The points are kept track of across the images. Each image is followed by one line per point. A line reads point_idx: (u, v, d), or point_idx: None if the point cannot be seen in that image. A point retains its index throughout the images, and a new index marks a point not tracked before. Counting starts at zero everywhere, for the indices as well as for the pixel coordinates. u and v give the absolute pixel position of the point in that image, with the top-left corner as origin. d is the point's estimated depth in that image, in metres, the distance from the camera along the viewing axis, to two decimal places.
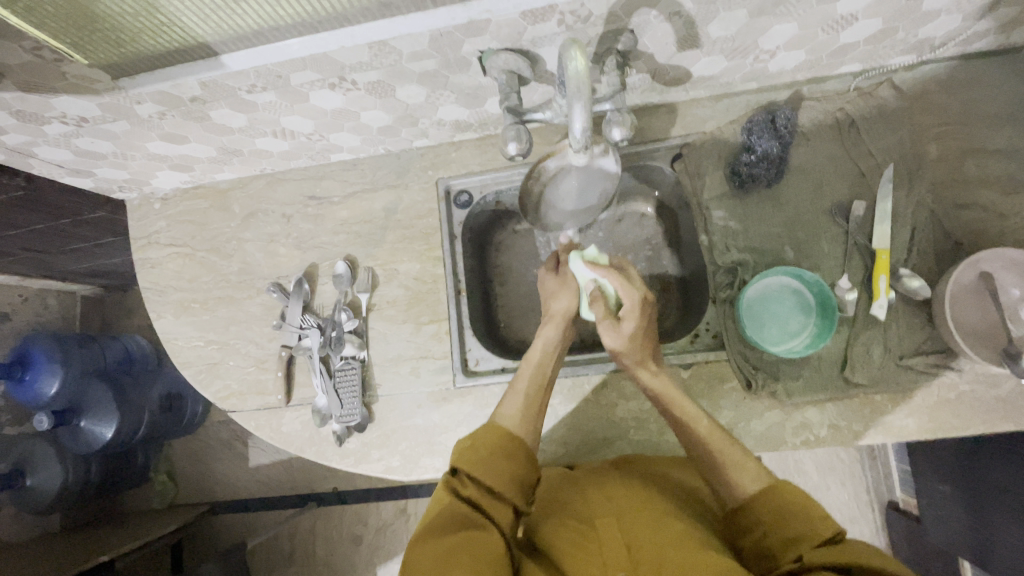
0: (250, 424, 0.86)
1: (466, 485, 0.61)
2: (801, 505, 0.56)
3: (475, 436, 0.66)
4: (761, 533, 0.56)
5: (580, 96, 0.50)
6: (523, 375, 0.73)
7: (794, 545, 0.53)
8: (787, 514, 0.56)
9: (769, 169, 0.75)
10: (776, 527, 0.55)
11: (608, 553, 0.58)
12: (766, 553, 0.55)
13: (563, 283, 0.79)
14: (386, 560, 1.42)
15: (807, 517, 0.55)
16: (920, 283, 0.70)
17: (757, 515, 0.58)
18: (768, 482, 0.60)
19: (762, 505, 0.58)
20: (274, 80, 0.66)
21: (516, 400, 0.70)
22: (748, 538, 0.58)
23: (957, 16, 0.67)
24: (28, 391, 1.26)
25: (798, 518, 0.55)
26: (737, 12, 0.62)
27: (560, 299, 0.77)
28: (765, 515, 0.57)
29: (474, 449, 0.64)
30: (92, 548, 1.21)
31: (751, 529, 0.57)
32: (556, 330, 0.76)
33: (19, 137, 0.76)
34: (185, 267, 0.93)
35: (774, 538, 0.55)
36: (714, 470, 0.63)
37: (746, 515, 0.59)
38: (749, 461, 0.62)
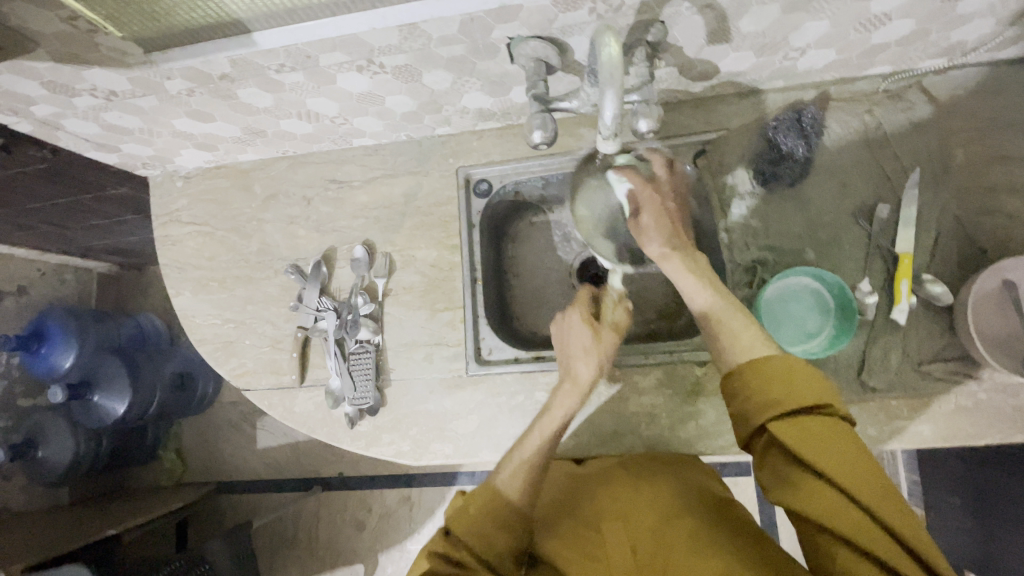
0: (264, 403, 0.87)
1: (457, 544, 0.63)
2: (790, 374, 0.55)
3: (469, 496, 0.66)
4: (743, 397, 0.57)
5: (612, 83, 0.50)
6: (531, 440, 0.68)
7: (772, 410, 0.54)
8: (771, 385, 0.55)
9: (794, 168, 0.75)
10: (761, 399, 0.55)
11: (614, 560, 0.69)
12: (746, 413, 0.56)
13: (592, 346, 0.72)
14: (388, 547, 1.43)
15: (795, 390, 0.54)
16: (943, 289, 0.69)
17: (741, 382, 0.57)
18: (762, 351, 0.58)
19: (751, 373, 0.56)
20: (303, 60, 0.66)
21: (519, 468, 0.66)
22: (731, 395, 0.58)
23: (991, 20, 0.66)
24: (43, 364, 1.30)
25: (785, 390, 0.54)
26: (769, 7, 0.62)
27: (582, 364, 0.71)
28: (752, 388, 0.56)
29: (467, 510, 0.65)
30: (100, 520, 1.23)
31: (736, 394, 0.57)
32: (575, 399, 0.70)
33: (49, 110, 0.77)
34: (205, 246, 0.94)
35: (755, 404, 0.55)
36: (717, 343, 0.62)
37: (735, 381, 0.58)
38: (749, 327, 0.61)
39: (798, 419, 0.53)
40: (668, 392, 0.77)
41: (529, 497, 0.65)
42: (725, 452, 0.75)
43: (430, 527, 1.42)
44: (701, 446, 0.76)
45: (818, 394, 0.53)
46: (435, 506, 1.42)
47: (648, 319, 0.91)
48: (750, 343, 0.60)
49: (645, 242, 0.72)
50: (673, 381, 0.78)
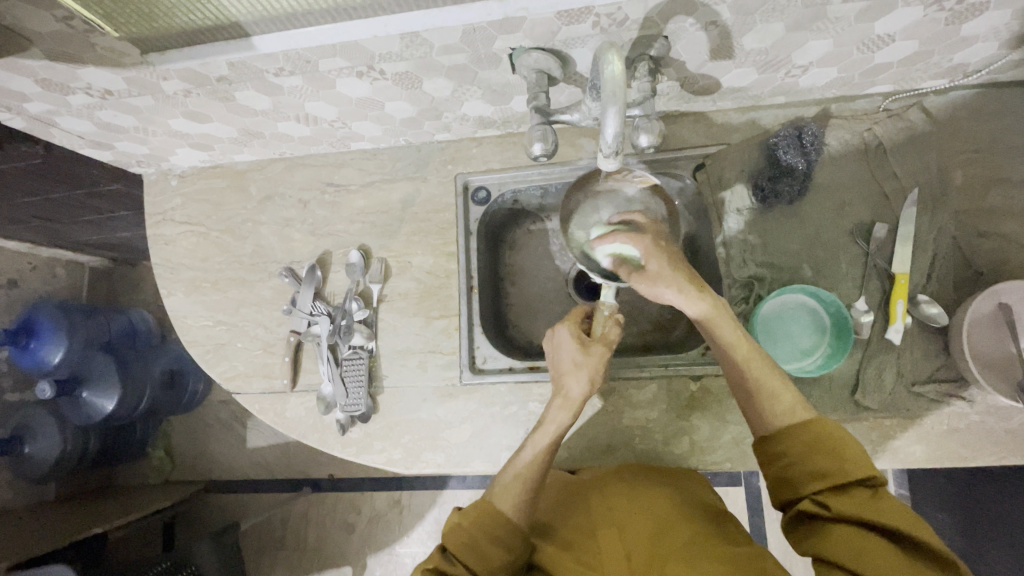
0: (254, 407, 0.86)
1: (454, 565, 0.62)
2: (836, 441, 0.56)
3: (465, 513, 0.66)
4: (785, 464, 0.58)
5: (615, 101, 0.49)
6: (525, 456, 0.68)
7: (819, 481, 0.55)
8: (815, 450, 0.56)
9: (793, 185, 0.75)
10: (804, 463, 0.56)
11: (609, 565, 0.63)
12: (790, 482, 0.57)
13: (584, 362, 0.69)
14: (377, 550, 1.43)
15: (839, 457, 0.55)
16: (938, 310, 0.70)
17: (783, 449, 0.58)
18: (803, 418, 0.59)
19: (795, 439, 0.58)
20: (302, 64, 0.65)
21: (512, 484, 0.66)
22: (771, 464, 0.59)
23: (993, 44, 0.66)
24: (30, 359, 1.26)
25: (829, 455, 0.55)
26: (773, 25, 0.62)
27: (574, 381, 0.68)
28: (793, 451, 0.57)
29: (462, 527, 0.64)
30: (86, 518, 1.22)
31: (775, 458, 0.59)
32: (566, 414, 0.68)
33: (43, 106, 0.76)
34: (198, 246, 0.93)
35: (800, 469, 0.56)
36: (753, 404, 0.62)
37: (775, 444, 0.59)
38: (784, 389, 0.61)
39: (848, 488, 0.54)
40: (662, 406, 0.78)
41: (522, 507, 0.66)
42: (717, 467, 0.75)
43: (420, 530, 1.41)
44: (694, 460, 0.76)
45: (865, 463, 0.54)
46: (425, 510, 1.42)
47: (643, 330, 0.91)
48: (790, 407, 0.60)
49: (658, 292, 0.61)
50: (667, 396, 0.78)
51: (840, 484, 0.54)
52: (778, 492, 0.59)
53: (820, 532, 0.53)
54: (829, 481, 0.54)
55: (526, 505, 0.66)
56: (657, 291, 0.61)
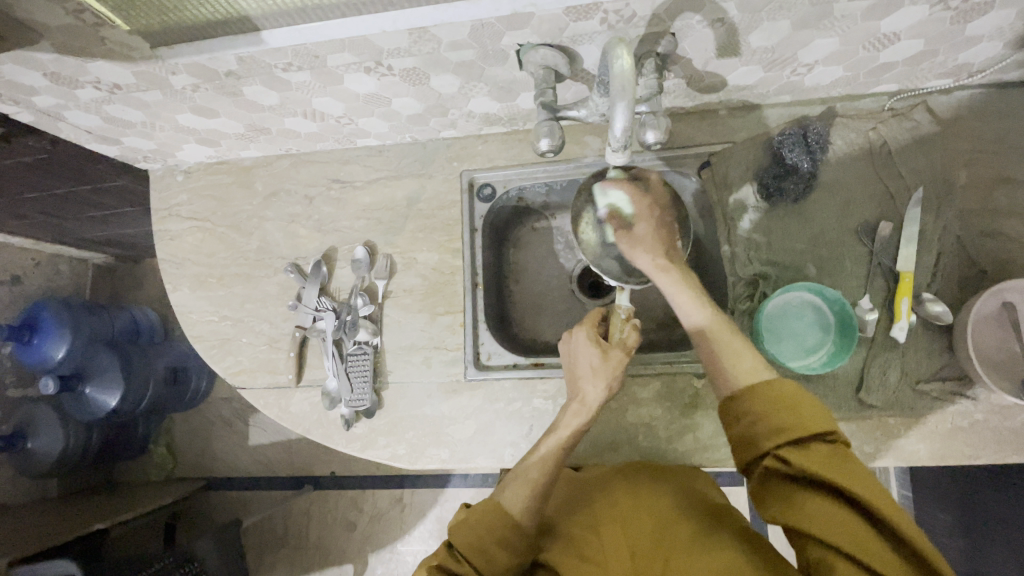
0: (259, 402, 0.87)
1: (461, 563, 0.62)
2: (798, 400, 0.55)
3: (473, 513, 0.66)
4: (749, 424, 0.57)
5: (624, 95, 0.50)
6: (537, 455, 0.68)
7: (780, 439, 0.54)
8: (777, 409, 0.55)
9: (798, 184, 0.76)
10: (765, 420, 0.55)
11: (611, 563, 0.64)
12: (752, 442, 0.56)
13: (602, 370, 0.70)
14: (378, 548, 1.43)
15: (801, 415, 0.54)
16: (943, 308, 0.70)
17: (748, 408, 0.57)
18: (765, 377, 0.59)
19: (756, 398, 0.57)
20: (310, 60, 0.66)
21: (524, 487, 0.66)
22: (735, 423, 0.58)
23: (998, 43, 0.66)
24: (35, 355, 1.28)
25: (791, 412, 0.54)
26: (780, 23, 0.62)
27: (594, 390, 0.69)
28: (755, 410, 0.56)
29: (471, 528, 0.64)
30: (88, 514, 1.22)
31: (739, 417, 0.58)
32: (582, 420, 0.69)
33: (51, 101, 0.76)
34: (204, 242, 0.93)
35: (762, 427, 0.55)
36: (718, 365, 0.62)
37: (737, 403, 0.58)
38: (747, 353, 0.61)
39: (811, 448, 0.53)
40: (666, 403, 0.78)
41: (533, 510, 0.66)
42: (721, 464, 0.75)
43: (421, 529, 1.41)
44: (697, 458, 0.76)
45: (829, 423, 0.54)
46: (427, 508, 1.42)
47: (647, 328, 0.91)
48: (753, 369, 0.60)
49: (634, 255, 0.67)
50: (671, 393, 0.78)
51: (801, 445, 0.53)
52: (738, 450, 0.58)
53: (784, 495, 0.53)
54: (790, 439, 0.54)
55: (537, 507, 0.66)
56: (639, 248, 0.68)
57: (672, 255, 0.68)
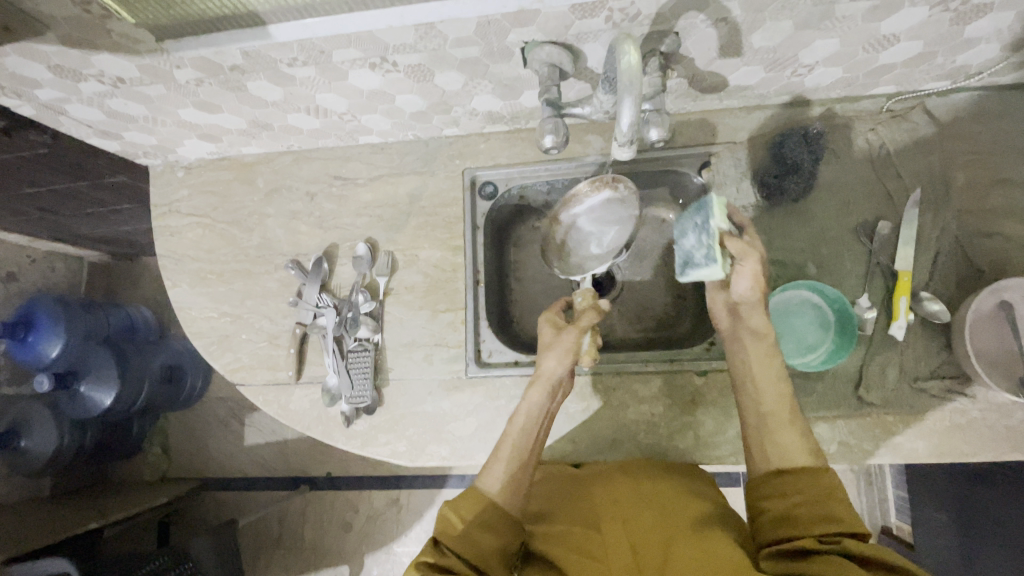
0: (258, 399, 0.86)
1: (446, 555, 0.61)
2: (841, 494, 0.58)
3: (457, 506, 0.66)
4: (792, 501, 0.58)
5: (631, 91, 0.50)
6: (504, 437, 0.71)
7: (823, 522, 0.55)
8: (828, 497, 0.57)
9: (799, 183, 0.75)
10: (811, 503, 0.57)
11: (612, 557, 0.61)
12: (790, 521, 0.57)
13: (557, 346, 0.74)
14: (374, 549, 1.42)
15: (847, 510, 0.56)
16: (940, 306, 0.70)
17: (794, 484, 0.59)
18: (813, 462, 0.61)
19: (805, 479, 0.59)
20: (316, 55, 0.66)
21: (498, 469, 0.68)
22: (772, 503, 0.60)
23: (995, 46, 0.68)
24: (29, 352, 1.26)
25: (838, 503, 0.56)
26: (782, 23, 0.63)
27: (550, 361, 0.73)
28: (805, 492, 0.58)
29: (457, 521, 0.64)
30: (81, 513, 1.21)
31: (781, 492, 0.59)
32: (543, 393, 0.72)
33: (53, 93, 0.76)
34: (204, 238, 0.93)
35: (804, 510, 0.57)
36: (763, 439, 0.64)
37: (783, 481, 0.60)
38: (800, 431, 0.64)
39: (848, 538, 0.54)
40: (667, 400, 0.78)
41: (514, 494, 0.66)
42: (721, 462, 0.75)
43: (418, 530, 1.41)
44: (698, 455, 0.76)
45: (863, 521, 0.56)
46: (424, 508, 1.41)
47: (648, 326, 0.92)
48: (799, 448, 0.62)
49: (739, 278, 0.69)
50: (672, 391, 0.78)
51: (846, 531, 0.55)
52: (772, 531, 0.59)
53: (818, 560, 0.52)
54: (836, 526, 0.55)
55: (521, 492, 0.67)
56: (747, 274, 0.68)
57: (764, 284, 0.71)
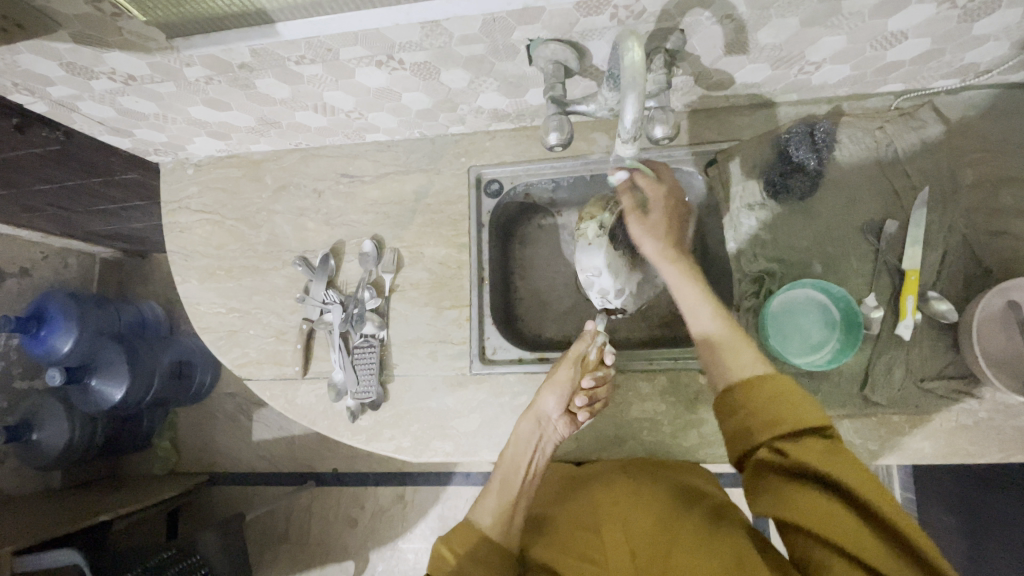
0: (265, 393, 0.87)
1: None
2: (793, 396, 0.59)
3: (449, 542, 0.68)
4: (743, 416, 0.61)
5: (634, 88, 0.51)
6: (498, 466, 0.73)
7: (773, 428, 0.58)
8: (776, 403, 0.59)
9: (805, 180, 0.76)
10: (760, 412, 0.59)
11: (611, 561, 0.63)
12: (747, 434, 0.60)
13: (551, 380, 0.75)
14: (380, 545, 1.43)
15: (797, 408, 0.58)
16: (948, 307, 0.70)
17: (743, 398, 0.61)
18: (763, 371, 0.62)
19: (752, 389, 0.61)
20: (323, 53, 0.67)
21: (489, 500, 0.71)
22: (731, 417, 0.62)
23: (1005, 43, 0.67)
24: (41, 347, 1.28)
25: (787, 408, 0.58)
26: (789, 20, 0.63)
27: (543, 394, 0.73)
28: (754, 402, 0.60)
29: (448, 556, 0.66)
30: (92, 505, 1.22)
31: (734, 410, 0.62)
32: (531, 425, 0.73)
33: (66, 91, 0.77)
34: (213, 234, 0.94)
35: (757, 421, 0.59)
36: (715, 359, 0.66)
37: (736, 397, 0.62)
38: (748, 347, 0.65)
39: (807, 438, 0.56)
40: (670, 398, 0.78)
41: (501, 525, 0.69)
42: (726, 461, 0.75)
43: (422, 526, 1.41)
44: (702, 453, 0.76)
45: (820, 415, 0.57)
46: (428, 505, 1.42)
47: (652, 325, 0.92)
48: (750, 362, 0.64)
49: (641, 240, 0.75)
50: (676, 389, 0.78)
51: (797, 435, 0.56)
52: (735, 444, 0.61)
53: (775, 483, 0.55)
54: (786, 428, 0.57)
55: (513, 523, 0.70)
56: (651, 232, 0.74)
57: (681, 252, 0.74)
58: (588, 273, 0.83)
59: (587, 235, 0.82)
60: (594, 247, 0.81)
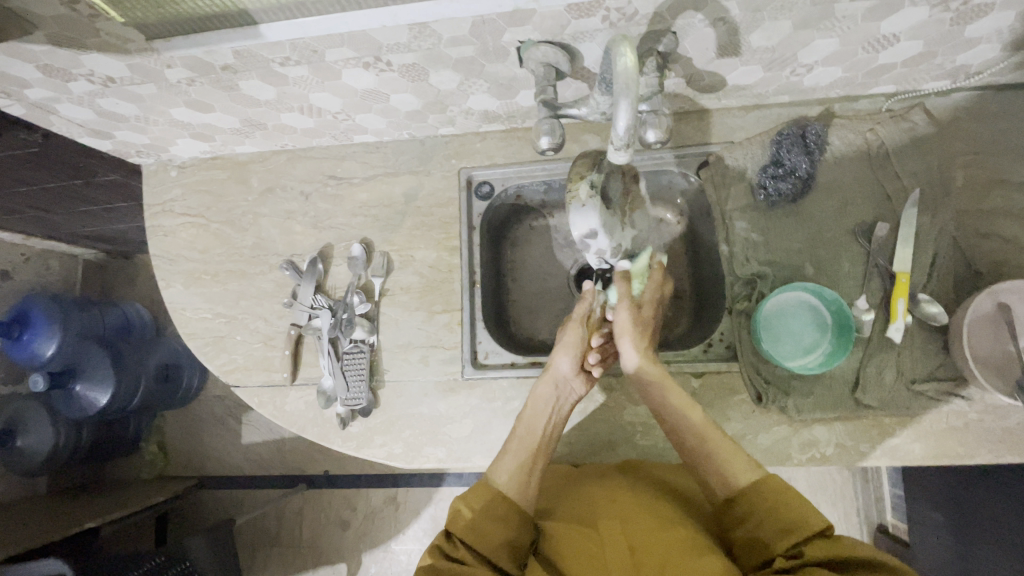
0: (254, 400, 0.86)
1: (457, 548, 0.64)
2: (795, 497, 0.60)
3: (465, 498, 0.68)
4: (754, 523, 0.60)
5: (627, 93, 0.50)
6: (515, 433, 0.73)
7: (785, 536, 0.58)
8: (777, 508, 0.60)
9: (795, 185, 0.76)
10: (771, 518, 0.59)
11: (610, 554, 0.60)
12: (757, 542, 0.59)
13: (562, 344, 0.77)
14: (371, 547, 1.42)
15: (799, 510, 0.59)
16: (938, 309, 0.71)
17: (748, 507, 0.61)
18: (759, 475, 0.63)
19: (756, 495, 0.61)
20: (309, 54, 0.65)
21: (507, 461, 0.70)
22: (740, 528, 0.62)
23: (995, 45, 0.67)
24: (23, 352, 1.25)
25: (793, 510, 0.59)
26: (782, 23, 0.62)
27: (556, 356, 0.75)
28: (756, 509, 0.60)
29: (463, 510, 0.67)
30: (78, 512, 1.20)
31: (745, 517, 0.61)
32: (550, 388, 0.74)
33: (43, 93, 0.75)
34: (198, 238, 0.92)
35: (768, 527, 0.59)
36: (713, 460, 0.65)
37: (738, 506, 0.62)
38: (739, 452, 0.66)
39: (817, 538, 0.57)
40: None
41: (521, 487, 0.69)
42: None
43: (415, 528, 1.41)
44: None
45: (819, 513, 0.58)
46: (421, 507, 1.41)
47: None
48: (742, 469, 0.64)
49: (622, 346, 0.73)
50: None
51: (804, 537, 0.57)
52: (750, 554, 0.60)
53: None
54: (797, 535, 0.57)
55: (529, 486, 0.69)
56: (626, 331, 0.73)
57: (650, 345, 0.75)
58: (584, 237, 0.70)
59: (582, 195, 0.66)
60: (590, 208, 0.66)
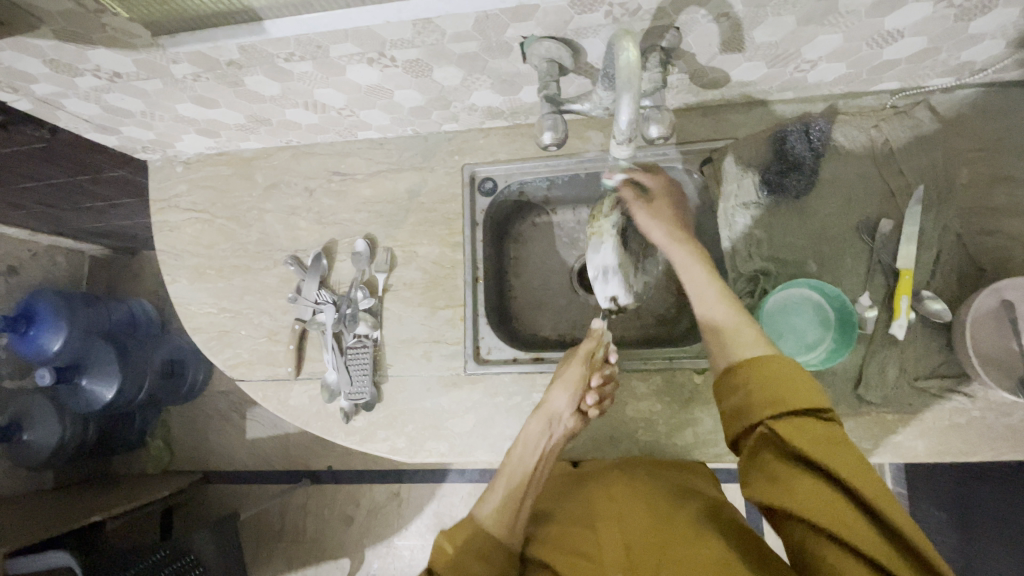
0: (258, 394, 0.86)
1: None
2: (795, 379, 0.57)
3: (450, 533, 0.68)
4: (745, 393, 0.59)
5: (629, 88, 0.50)
6: (506, 466, 0.72)
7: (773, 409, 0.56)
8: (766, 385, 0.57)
9: (800, 180, 0.77)
10: (764, 394, 0.57)
11: (605, 556, 0.62)
12: (744, 412, 0.58)
13: (562, 377, 0.73)
14: (374, 542, 1.43)
15: (797, 388, 0.56)
16: (942, 306, 0.70)
17: (744, 381, 0.59)
18: (765, 353, 0.61)
19: (754, 371, 0.59)
20: (313, 50, 0.65)
21: (495, 497, 0.70)
22: (730, 395, 0.61)
23: (1000, 42, 0.67)
24: (31, 346, 1.26)
25: (790, 390, 0.56)
26: (785, 19, 0.62)
27: (553, 393, 0.72)
28: (751, 383, 0.59)
29: (446, 546, 0.66)
30: (83, 506, 1.22)
31: (737, 388, 0.60)
32: (543, 426, 0.72)
33: (50, 88, 0.76)
34: (204, 233, 0.93)
35: (756, 399, 0.58)
36: (725, 341, 0.63)
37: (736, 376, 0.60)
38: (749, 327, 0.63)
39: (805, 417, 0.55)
40: (666, 398, 0.78)
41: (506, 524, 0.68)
42: (723, 459, 0.75)
43: (418, 523, 1.41)
44: (698, 452, 0.76)
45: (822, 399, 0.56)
46: (424, 502, 1.42)
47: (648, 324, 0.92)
48: (752, 342, 0.62)
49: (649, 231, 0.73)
50: (671, 388, 0.78)
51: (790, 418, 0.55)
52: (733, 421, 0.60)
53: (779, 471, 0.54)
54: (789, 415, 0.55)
55: (516, 524, 0.69)
56: (654, 224, 0.73)
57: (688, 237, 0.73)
58: (600, 271, 0.75)
59: (602, 232, 0.74)
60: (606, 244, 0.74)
